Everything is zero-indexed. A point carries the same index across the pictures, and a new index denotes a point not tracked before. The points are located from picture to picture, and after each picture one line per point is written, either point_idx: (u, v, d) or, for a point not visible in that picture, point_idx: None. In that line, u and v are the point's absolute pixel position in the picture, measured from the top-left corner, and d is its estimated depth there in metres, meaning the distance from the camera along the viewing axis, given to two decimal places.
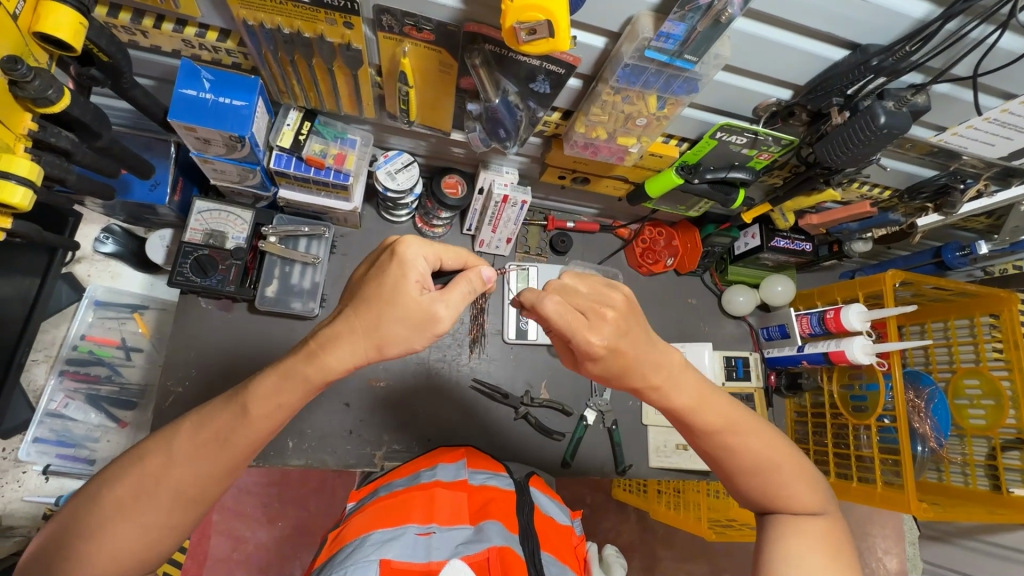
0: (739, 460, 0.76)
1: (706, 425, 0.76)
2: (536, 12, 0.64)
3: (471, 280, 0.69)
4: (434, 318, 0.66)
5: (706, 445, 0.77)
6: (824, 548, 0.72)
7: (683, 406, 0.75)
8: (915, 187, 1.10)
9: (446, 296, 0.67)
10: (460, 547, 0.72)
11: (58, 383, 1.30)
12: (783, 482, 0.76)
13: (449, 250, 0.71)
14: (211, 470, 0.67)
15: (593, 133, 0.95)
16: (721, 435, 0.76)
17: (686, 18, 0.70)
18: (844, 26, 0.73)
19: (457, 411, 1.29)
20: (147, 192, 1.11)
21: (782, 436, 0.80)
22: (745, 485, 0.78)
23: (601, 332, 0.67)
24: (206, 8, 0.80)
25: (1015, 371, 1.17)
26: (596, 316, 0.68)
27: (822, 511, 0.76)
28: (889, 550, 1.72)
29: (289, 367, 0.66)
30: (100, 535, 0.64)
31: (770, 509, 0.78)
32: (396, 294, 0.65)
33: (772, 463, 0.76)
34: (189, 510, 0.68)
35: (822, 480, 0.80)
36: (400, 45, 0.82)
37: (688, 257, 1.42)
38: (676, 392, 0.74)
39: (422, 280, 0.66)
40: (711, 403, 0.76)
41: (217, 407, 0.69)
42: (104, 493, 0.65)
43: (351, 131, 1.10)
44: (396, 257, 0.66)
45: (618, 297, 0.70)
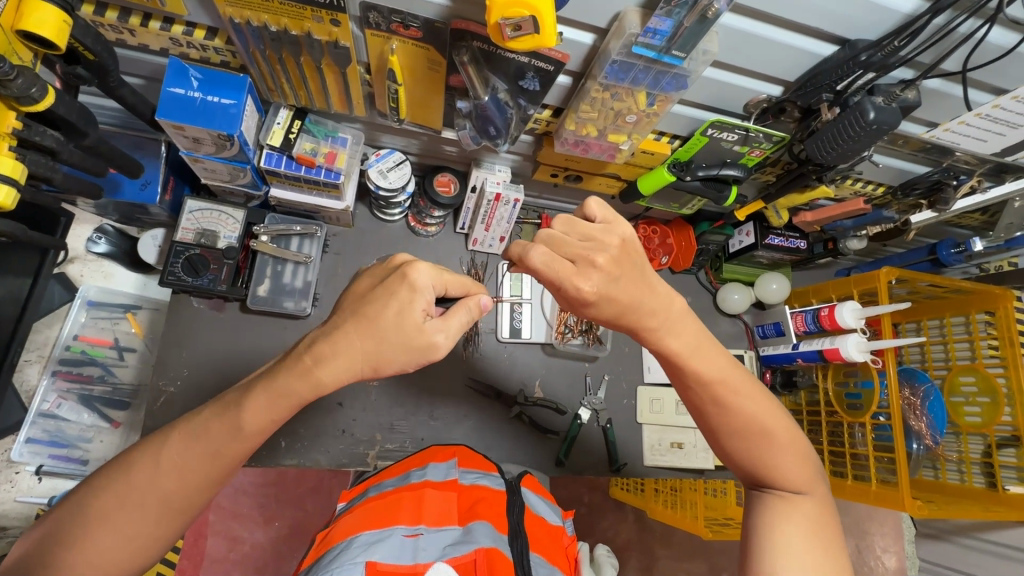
0: (730, 418, 0.75)
1: (703, 377, 0.73)
2: (521, 8, 0.63)
3: (469, 309, 0.70)
4: (434, 346, 0.66)
5: (699, 398, 0.75)
6: (804, 528, 0.72)
7: (681, 353, 0.73)
8: (909, 183, 1.10)
9: (447, 324, 0.67)
10: (447, 549, 0.71)
11: (51, 384, 1.30)
12: (771, 453, 0.75)
13: (453, 278, 0.70)
14: (197, 472, 0.67)
15: (583, 130, 0.94)
16: (717, 389, 0.74)
17: (673, 13, 0.70)
18: (831, 21, 0.73)
19: (451, 410, 1.29)
20: (138, 191, 1.11)
21: (780, 406, 0.78)
22: (732, 446, 0.77)
23: (590, 280, 0.66)
24: (192, 6, 0.80)
25: (1010, 368, 1.17)
26: (585, 261, 0.66)
27: (807, 490, 0.76)
28: (888, 549, 1.71)
29: (280, 382, 0.66)
30: (82, 540, 0.63)
31: (754, 475, 0.77)
32: (399, 321, 0.64)
33: (766, 429, 0.75)
34: (174, 515, 0.67)
35: (812, 459, 0.78)
36: (387, 42, 0.82)
37: (682, 254, 1.42)
38: (675, 336, 0.72)
39: (427, 307, 0.66)
40: (711, 357, 0.74)
41: (204, 409, 0.69)
42: (90, 498, 0.65)
43: (342, 130, 1.09)
44: (406, 281, 0.65)
45: (615, 241, 0.68)
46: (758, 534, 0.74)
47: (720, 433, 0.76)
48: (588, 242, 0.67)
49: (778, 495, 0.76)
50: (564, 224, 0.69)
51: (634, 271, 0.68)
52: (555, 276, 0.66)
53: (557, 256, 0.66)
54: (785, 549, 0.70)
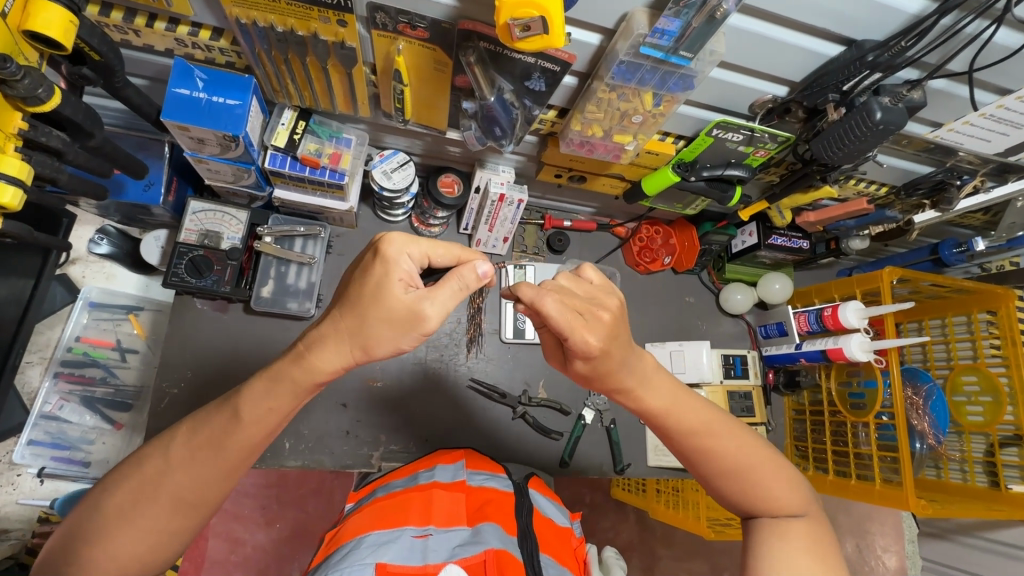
0: (715, 462, 0.77)
1: (682, 427, 0.76)
2: (530, 8, 0.63)
3: (462, 277, 0.64)
4: (422, 316, 0.63)
5: (682, 447, 0.78)
6: (807, 552, 0.72)
7: (658, 408, 0.76)
8: (912, 183, 1.11)
9: (434, 294, 0.63)
10: (456, 549, 0.71)
11: (53, 385, 1.30)
12: (761, 484, 0.76)
13: (438, 248, 0.67)
14: (209, 474, 0.66)
15: (589, 130, 0.94)
16: (697, 436, 0.76)
17: (681, 14, 0.69)
18: (838, 22, 0.73)
19: (455, 411, 1.28)
20: (142, 192, 1.11)
21: (760, 437, 0.81)
22: (723, 488, 0.78)
23: (597, 333, 0.65)
24: (198, 7, 0.80)
25: (1012, 367, 1.17)
26: (593, 316, 0.65)
27: (804, 513, 0.76)
28: (888, 548, 1.71)
29: (276, 369, 0.67)
30: (102, 535, 0.63)
31: (750, 510, 0.78)
32: (377, 296, 0.62)
33: (750, 464, 0.77)
34: (190, 514, 0.67)
35: (803, 483, 0.79)
36: (394, 43, 0.82)
37: (685, 254, 1.41)
38: (652, 393, 0.75)
39: (406, 279, 0.63)
40: (686, 404, 0.77)
41: (214, 410, 0.68)
42: (106, 496, 0.65)
43: (347, 130, 1.10)
44: (379, 255, 0.63)
45: (614, 302, 0.68)
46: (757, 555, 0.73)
47: (709, 476, 0.78)
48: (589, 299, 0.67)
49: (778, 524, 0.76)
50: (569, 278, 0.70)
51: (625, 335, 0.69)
52: (568, 327, 0.63)
53: (568, 308, 0.64)
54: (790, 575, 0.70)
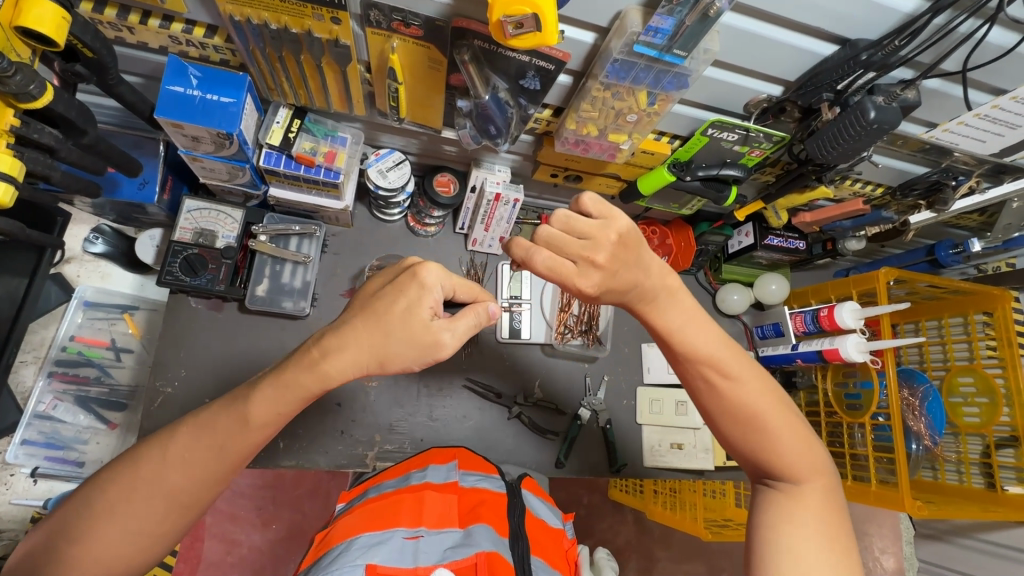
0: (722, 401, 0.74)
1: (692, 355, 0.74)
2: (523, 5, 0.63)
3: (478, 314, 0.69)
4: (439, 344, 0.66)
5: (697, 383, 0.76)
6: (806, 525, 0.70)
7: (668, 329, 0.74)
8: (908, 183, 1.10)
9: (454, 324, 0.67)
10: (447, 552, 0.70)
11: (47, 385, 1.29)
12: (767, 436, 0.74)
13: (465, 282, 0.69)
14: (203, 472, 0.66)
15: (584, 129, 0.94)
16: (715, 374, 0.74)
17: (674, 12, 0.70)
18: (831, 20, 0.73)
19: (450, 411, 1.28)
20: (136, 190, 1.11)
21: (782, 393, 0.77)
22: (727, 429, 0.76)
23: (591, 280, 0.69)
24: (192, 4, 0.80)
25: (1009, 369, 1.17)
26: (586, 262, 0.68)
27: (812, 482, 0.74)
28: (886, 550, 1.72)
29: (287, 376, 0.66)
30: (87, 535, 0.63)
31: (751, 458, 0.76)
32: (406, 318, 0.65)
33: (760, 414, 0.74)
34: (183, 514, 0.67)
35: (815, 447, 0.76)
36: (388, 41, 0.82)
37: (682, 256, 1.40)
38: (663, 310, 0.73)
39: (435, 306, 0.66)
40: (702, 334, 0.74)
41: (213, 409, 0.68)
42: (96, 493, 0.65)
43: (342, 129, 1.09)
44: (416, 279, 0.65)
45: (612, 236, 0.66)
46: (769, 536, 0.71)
47: (719, 418, 0.76)
48: (586, 241, 0.67)
49: (782, 490, 0.74)
50: (562, 222, 0.67)
51: (635, 260, 0.68)
52: (558, 276, 0.69)
53: (560, 256, 0.69)
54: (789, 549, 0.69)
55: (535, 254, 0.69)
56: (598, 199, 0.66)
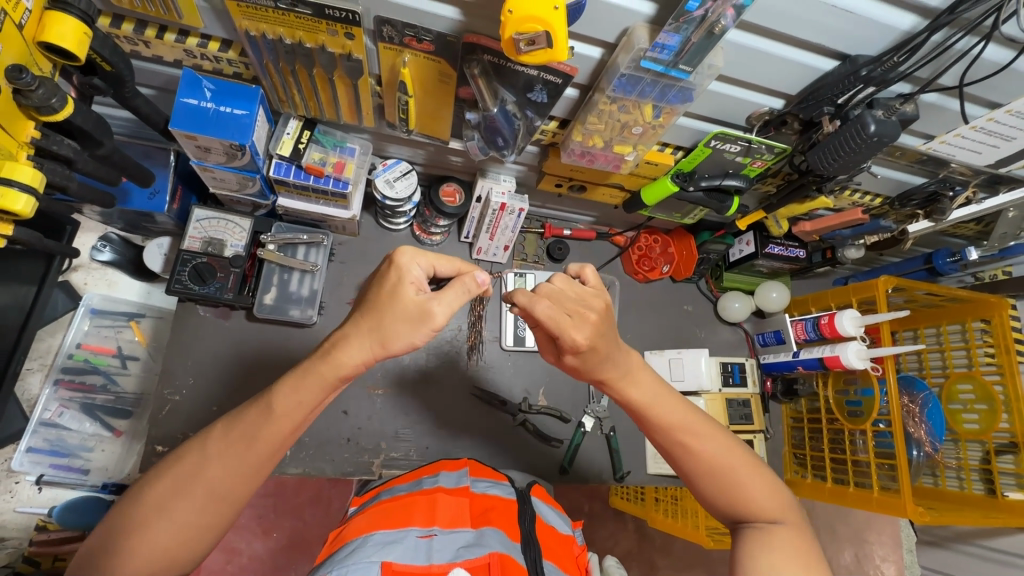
0: (700, 463, 0.77)
1: (664, 423, 0.77)
2: (535, 22, 0.65)
3: (465, 283, 0.68)
4: (431, 315, 0.65)
5: (663, 445, 0.79)
6: (786, 561, 0.70)
7: (639, 402, 0.78)
8: (906, 194, 1.12)
9: (442, 296, 0.66)
10: (461, 550, 0.71)
11: (53, 393, 1.29)
12: (736, 487, 0.75)
13: (443, 258, 0.71)
14: (241, 465, 0.67)
15: (590, 141, 0.96)
16: (678, 433, 0.77)
17: (681, 29, 0.71)
18: (832, 38, 0.75)
19: (455, 418, 1.29)
20: (146, 200, 1.12)
21: (745, 445, 0.80)
22: (708, 493, 0.77)
23: (584, 331, 0.67)
24: (208, 19, 0.81)
25: (1007, 376, 1.19)
26: (581, 315, 0.67)
27: (785, 522, 0.74)
28: (886, 558, 1.66)
29: (304, 365, 0.68)
30: (143, 530, 0.63)
31: (736, 519, 0.76)
32: (393, 298, 0.65)
33: (735, 469, 0.76)
34: (219, 508, 0.66)
35: (791, 497, 0.77)
36: (400, 55, 0.83)
37: (684, 263, 1.44)
38: (636, 383, 0.77)
39: (417, 282, 0.66)
40: (666, 401, 0.78)
41: (242, 407, 0.70)
42: (147, 488, 0.66)
43: (351, 140, 1.12)
44: (392, 262, 0.66)
45: (602, 303, 0.71)
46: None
47: (690, 474, 0.78)
48: (580, 300, 0.69)
49: (758, 529, 0.74)
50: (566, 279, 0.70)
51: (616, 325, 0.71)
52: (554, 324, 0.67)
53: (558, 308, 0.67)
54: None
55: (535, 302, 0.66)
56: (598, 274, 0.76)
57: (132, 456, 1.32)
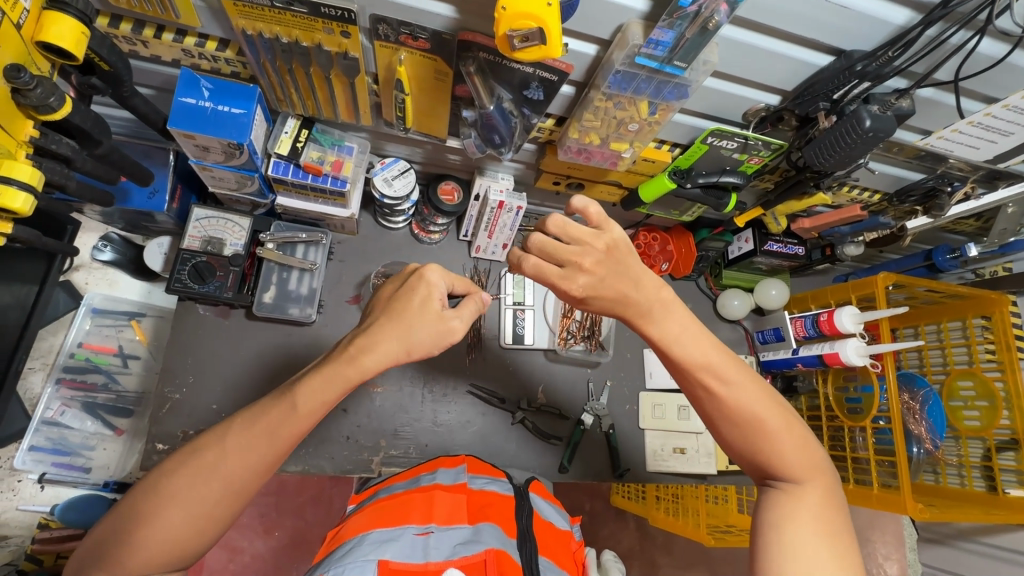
0: (723, 407, 0.75)
1: (693, 366, 0.75)
2: (529, 19, 0.65)
3: (477, 301, 0.75)
4: (451, 331, 0.72)
5: (692, 387, 0.77)
6: (807, 523, 0.71)
7: (666, 341, 0.75)
8: (904, 191, 1.12)
9: (461, 313, 0.73)
10: (457, 547, 0.71)
11: (55, 391, 1.30)
12: (765, 438, 0.75)
13: (461, 278, 0.78)
14: (246, 463, 0.67)
15: (586, 138, 0.96)
16: (708, 379, 0.75)
17: (674, 25, 0.71)
18: (826, 33, 0.75)
19: (455, 416, 1.29)
20: (146, 199, 1.12)
21: (777, 396, 0.78)
22: (728, 433, 0.77)
23: (578, 281, 0.74)
24: (206, 18, 0.82)
25: (1008, 372, 1.19)
26: (574, 264, 0.73)
27: (809, 480, 0.74)
28: (889, 556, 1.72)
29: (329, 369, 0.69)
30: (154, 518, 0.64)
31: (754, 461, 0.77)
32: (423, 311, 0.70)
33: (765, 421, 0.74)
34: (234, 502, 0.67)
35: (817, 449, 0.77)
36: (396, 53, 0.84)
37: (682, 261, 1.42)
38: (658, 321, 0.75)
39: (442, 298, 0.73)
40: (698, 344, 0.75)
41: (255, 405, 0.71)
42: (162, 479, 0.66)
43: (348, 139, 1.12)
44: (423, 277, 0.72)
45: (602, 245, 0.72)
46: (769, 531, 0.72)
47: (716, 419, 0.77)
48: (578, 245, 0.72)
49: (782, 489, 0.75)
50: (558, 226, 0.72)
51: (623, 270, 0.73)
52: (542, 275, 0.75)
53: (548, 261, 0.75)
54: (795, 546, 0.69)
55: (524, 261, 0.76)
56: (601, 212, 0.70)
57: (133, 455, 1.32)
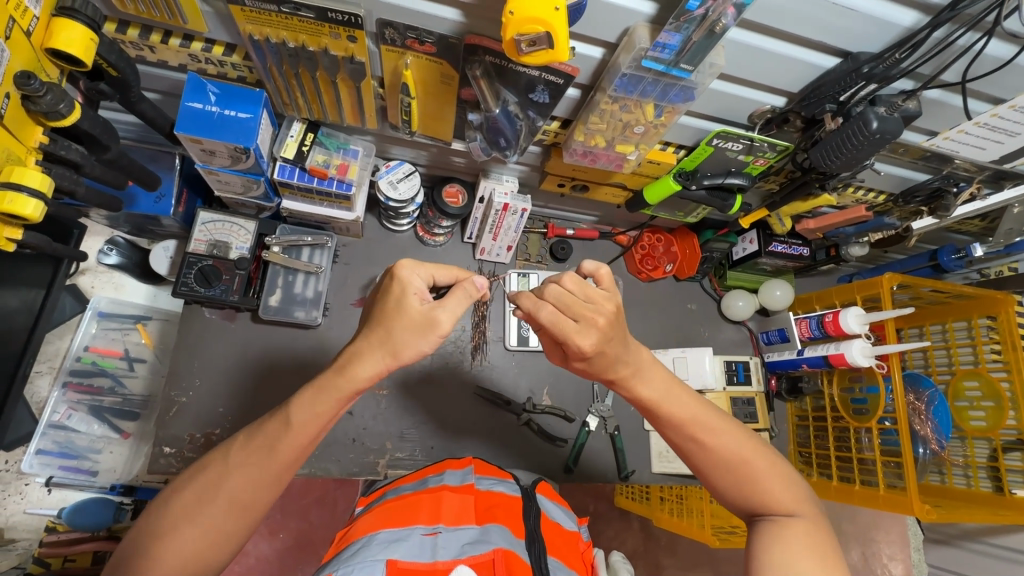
0: (711, 456, 0.76)
1: (676, 417, 0.77)
2: (536, 24, 0.65)
3: (467, 290, 0.69)
4: (438, 322, 0.66)
5: (676, 438, 0.78)
6: (803, 552, 0.68)
7: (650, 397, 0.76)
8: (909, 191, 1.13)
9: (446, 303, 0.67)
10: (466, 546, 0.71)
11: (62, 395, 1.30)
12: (750, 478, 0.75)
13: (441, 268, 0.73)
14: (259, 475, 0.67)
15: (592, 141, 0.96)
16: (689, 427, 0.76)
17: (681, 28, 0.71)
18: (834, 34, 0.75)
19: (460, 418, 1.30)
20: (153, 204, 1.13)
21: (756, 437, 0.80)
22: (717, 481, 0.78)
23: (589, 336, 0.67)
24: (212, 23, 0.82)
25: (1012, 371, 1.19)
26: (586, 320, 0.67)
27: (799, 512, 0.73)
28: (894, 556, 1.70)
29: (320, 381, 0.69)
30: (169, 534, 0.64)
31: (748, 508, 0.76)
32: (399, 309, 0.66)
33: (747, 460, 0.76)
34: (242, 516, 0.67)
35: (803, 484, 0.77)
36: (402, 58, 0.84)
37: (686, 262, 1.45)
38: (648, 381, 0.76)
39: (420, 292, 0.68)
40: (679, 397, 0.77)
41: (262, 418, 0.71)
42: (172, 497, 0.67)
43: (354, 142, 1.12)
44: (395, 276, 0.68)
45: (612, 306, 0.68)
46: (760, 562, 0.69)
47: (702, 466, 0.78)
48: (589, 303, 0.68)
49: (773, 520, 0.73)
50: (574, 282, 0.69)
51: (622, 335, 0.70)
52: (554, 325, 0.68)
53: (562, 312, 0.68)
54: None
55: (538, 308, 0.69)
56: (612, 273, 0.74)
57: (140, 458, 1.33)
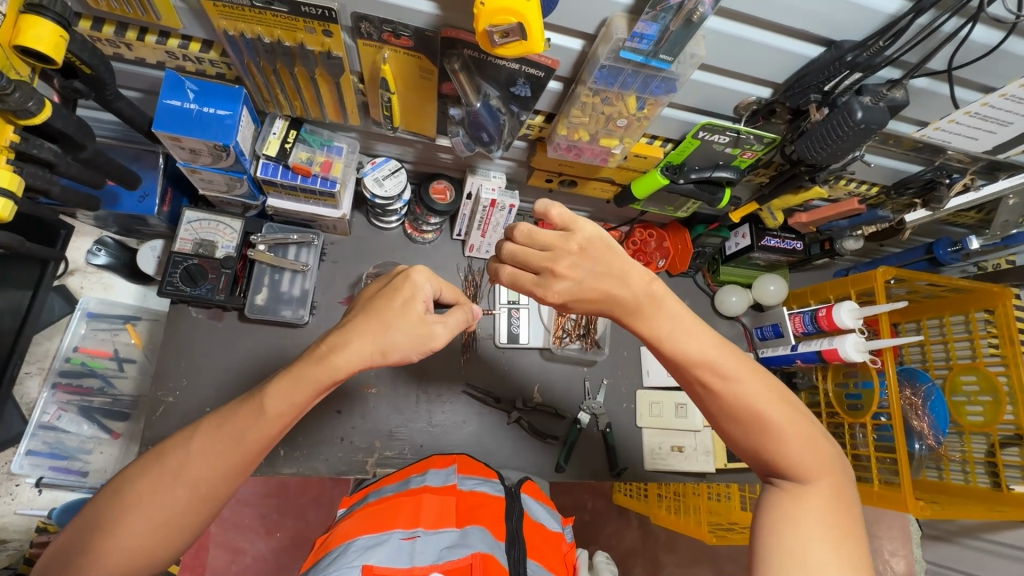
0: (727, 405, 0.73)
1: (690, 360, 0.72)
2: (508, 15, 0.64)
3: (465, 313, 0.77)
4: (434, 336, 0.72)
5: (691, 382, 0.74)
6: (813, 524, 0.68)
7: (660, 337, 0.73)
8: (902, 183, 1.10)
9: (445, 318, 0.74)
10: (444, 551, 0.70)
11: (51, 396, 1.31)
12: (769, 434, 0.72)
13: (449, 285, 0.78)
14: (222, 465, 0.67)
15: (575, 134, 0.95)
16: (705, 372, 0.72)
17: (659, 18, 0.70)
18: (816, 23, 0.74)
19: (450, 415, 1.29)
20: (136, 203, 1.12)
21: (782, 388, 0.75)
22: (731, 430, 0.75)
23: (551, 293, 0.75)
24: (187, 20, 0.81)
25: (1011, 367, 1.16)
26: (548, 271, 0.74)
27: (815, 478, 0.71)
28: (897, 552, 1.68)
29: (298, 369, 0.69)
30: (115, 525, 0.64)
31: (761, 460, 0.74)
32: (404, 312, 0.71)
33: (768, 416, 0.71)
34: (202, 507, 0.67)
35: (826, 444, 0.73)
36: (380, 52, 0.83)
37: (679, 257, 1.42)
38: (649, 318, 0.73)
39: (426, 301, 0.73)
40: (694, 340, 0.72)
41: (225, 408, 0.70)
42: (126, 485, 0.66)
43: (338, 139, 1.11)
44: (408, 279, 0.73)
45: (573, 246, 0.71)
46: (765, 530, 0.70)
47: (716, 413, 0.74)
48: (546, 253, 0.73)
49: (785, 486, 0.72)
50: (525, 235, 0.74)
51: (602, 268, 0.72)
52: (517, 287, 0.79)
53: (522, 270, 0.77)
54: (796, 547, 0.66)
55: (501, 271, 0.79)
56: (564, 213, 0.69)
57: (130, 456, 1.32)
